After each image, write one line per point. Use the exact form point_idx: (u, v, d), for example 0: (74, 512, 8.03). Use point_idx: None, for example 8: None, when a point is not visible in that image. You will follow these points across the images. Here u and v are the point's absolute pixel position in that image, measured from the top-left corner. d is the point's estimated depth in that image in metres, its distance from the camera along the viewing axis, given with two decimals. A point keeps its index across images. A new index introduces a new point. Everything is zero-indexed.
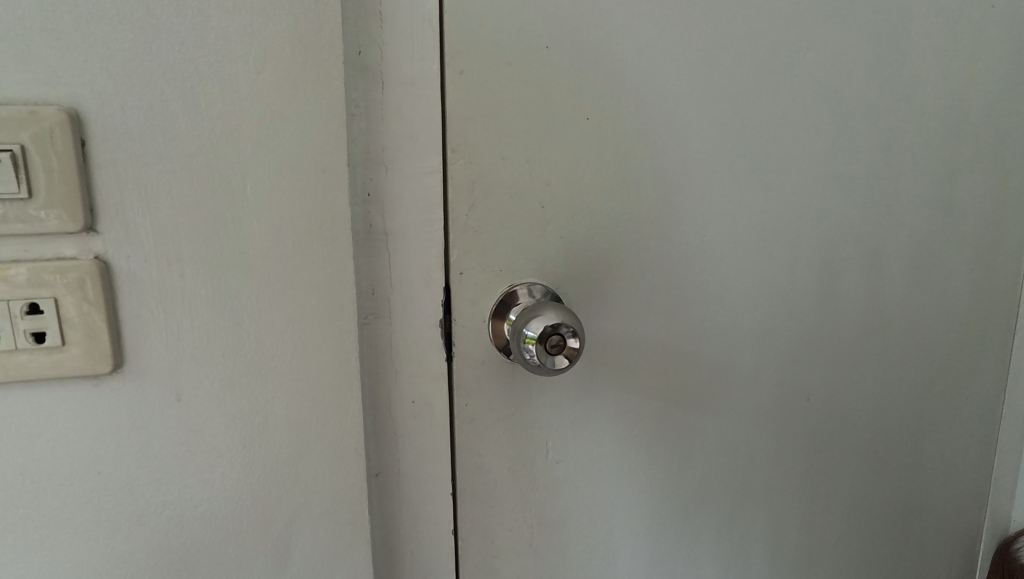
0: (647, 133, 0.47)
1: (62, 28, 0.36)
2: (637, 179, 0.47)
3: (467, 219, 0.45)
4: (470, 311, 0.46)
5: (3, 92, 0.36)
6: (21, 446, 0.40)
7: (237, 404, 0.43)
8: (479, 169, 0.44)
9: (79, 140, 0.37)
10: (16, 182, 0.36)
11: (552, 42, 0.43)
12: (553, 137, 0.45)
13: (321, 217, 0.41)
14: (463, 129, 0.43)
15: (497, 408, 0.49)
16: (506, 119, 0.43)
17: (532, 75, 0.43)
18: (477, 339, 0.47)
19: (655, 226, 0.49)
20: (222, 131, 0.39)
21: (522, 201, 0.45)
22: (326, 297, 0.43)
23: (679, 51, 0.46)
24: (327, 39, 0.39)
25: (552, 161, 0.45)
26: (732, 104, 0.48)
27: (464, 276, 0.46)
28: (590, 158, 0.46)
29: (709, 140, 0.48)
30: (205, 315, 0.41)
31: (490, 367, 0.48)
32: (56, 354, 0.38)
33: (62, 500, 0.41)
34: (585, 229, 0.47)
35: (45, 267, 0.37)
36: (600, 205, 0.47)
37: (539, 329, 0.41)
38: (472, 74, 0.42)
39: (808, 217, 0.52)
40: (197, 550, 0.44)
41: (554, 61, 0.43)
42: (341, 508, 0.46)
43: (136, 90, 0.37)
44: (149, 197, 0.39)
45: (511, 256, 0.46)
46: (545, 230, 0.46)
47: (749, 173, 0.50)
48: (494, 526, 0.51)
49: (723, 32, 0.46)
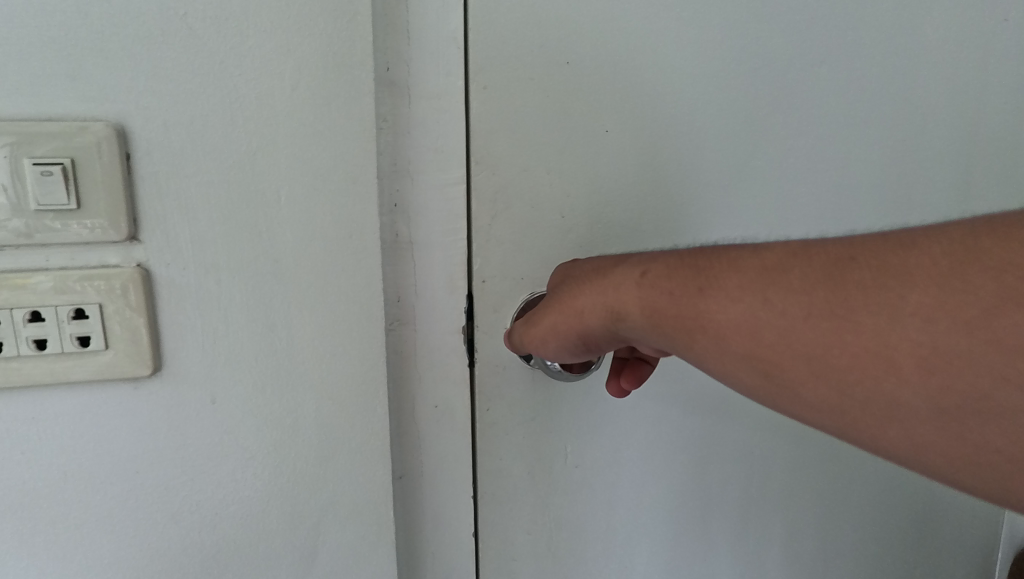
0: (665, 145, 0.48)
1: (110, 47, 0.38)
2: (655, 191, 0.49)
3: (489, 229, 0.46)
4: (492, 318, 0.48)
5: (55, 109, 0.38)
6: (65, 446, 0.41)
7: (269, 406, 0.44)
8: (501, 180, 0.45)
9: (124, 154, 0.39)
10: (66, 194, 0.38)
11: (573, 57, 0.44)
12: (573, 149, 0.46)
13: (350, 227, 0.43)
14: (486, 142, 0.44)
15: (518, 412, 0.50)
16: (529, 131, 0.45)
17: (553, 89, 0.44)
18: (499, 345, 0.48)
19: (671, 235, 0.50)
20: (258, 144, 0.41)
21: (543, 211, 0.47)
22: (354, 303, 0.44)
23: (696, 66, 0.47)
24: (358, 57, 0.41)
25: (572, 172, 0.46)
26: (748, 118, 0.49)
27: (487, 283, 0.47)
28: (609, 170, 0.47)
29: (726, 152, 0.49)
30: (239, 321, 0.43)
31: (511, 372, 0.49)
32: (100, 357, 0.40)
33: (102, 498, 0.43)
34: (604, 238, 0.49)
35: (91, 275, 0.39)
36: (618, 214, 0.48)
37: None
38: (496, 88, 0.44)
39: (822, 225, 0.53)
40: (228, 547, 0.45)
41: (574, 77, 0.45)
42: (367, 509, 0.48)
43: (178, 106, 0.39)
44: (189, 208, 0.41)
45: (532, 264, 0.47)
46: (565, 239, 0.48)
47: (764, 183, 0.51)
48: (514, 529, 0.52)
49: (738, 47, 0.47)
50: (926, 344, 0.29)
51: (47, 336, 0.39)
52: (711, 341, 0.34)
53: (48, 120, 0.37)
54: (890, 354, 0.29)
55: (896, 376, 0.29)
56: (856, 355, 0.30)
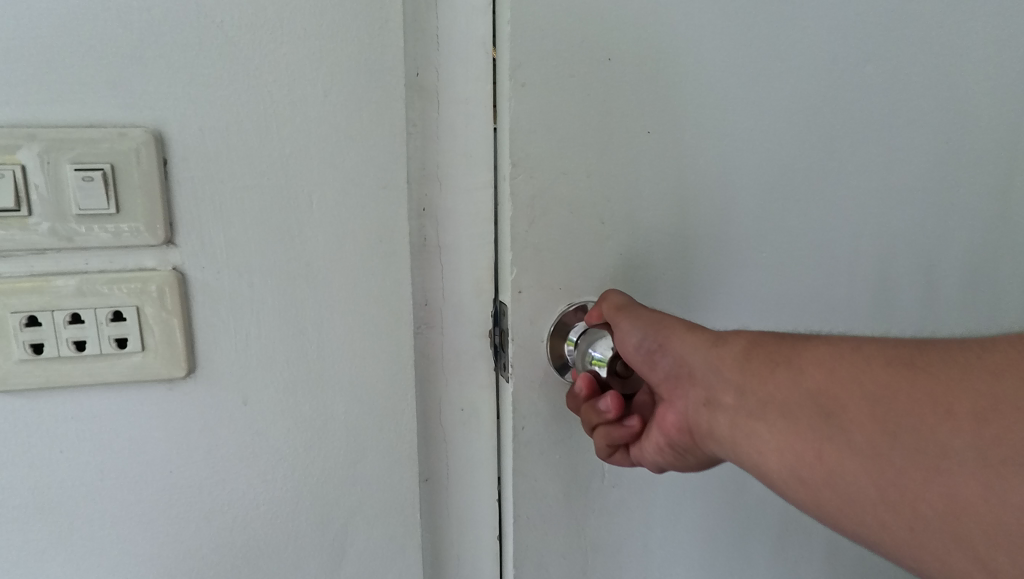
0: (704, 147, 0.47)
1: (148, 56, 0.39)
2: (688, 194, 0.48)
3: (526, 235, 0.44)
4: (528, 331, 0.46)
5: (96, 116, 0.39)
6: (102, 444, 0.42)
7: (299, 408, 0.45)
8: (540, 184, 0.44)
9: (162, 159, 0.40)
10: (106, 198, 0.38)
11: (614, 55, 0.43)
12: (613, 151, 0.45)
13: (382, 231, 0.44)
14: (526, 143, 0.43)
15: (554, 431, 0.48)
16: (566, 130, 0.43)
17: (595, 87, 0.43)
18: (535, 360, 0.46)
19: (709, 241, 0.49)
20: (292, 150, 0.41)
21: (582, 216, 0.45)
22: (384, 306, 0.45)
23: (731, 66, 0.46)
24: (390, 64, 0.42)
25: (611, 175, 0.45)
26: (781, 119, 0.48)
27: (522, 292, 0.45)
28: (648, 173, 0.46)
29: (764, 154, 0.49)
30: (272, 323, 0.43)
31: (547, 390, 0.47)
32: (136, 358, 0.41)
33: (136, 496, 0.43)
34: (642, 243, 0.47)
35: (130, 278, 0.40)
36: (655, 218, 0.47)
37: (608, 351, 0.44)
38: (534, 87, 0.42)
39: (863, 232, 0.52)
40: (259, 547, 0.46)
41: (612, 76, 0.44)
42: (395, 510, 0.48)
43: (214, 113, 0.40)
44: (224, 213, 0.41)
45: (568, 270, 0.46)
46: (603, 246, 0.46)
47: (802, 188, 0.50)
48: (548, 556, 0.50)
49: (773, 45, 0.47)
50: (988, 398, 0.25)
51: (86, 337, 0.40)
52: (793, 374, 0.32)
53: (89, 127, 0.38)
54: (950, 404, 0.26)
55: (947, 425, 0.26)
56: (920, 401, 0.27)
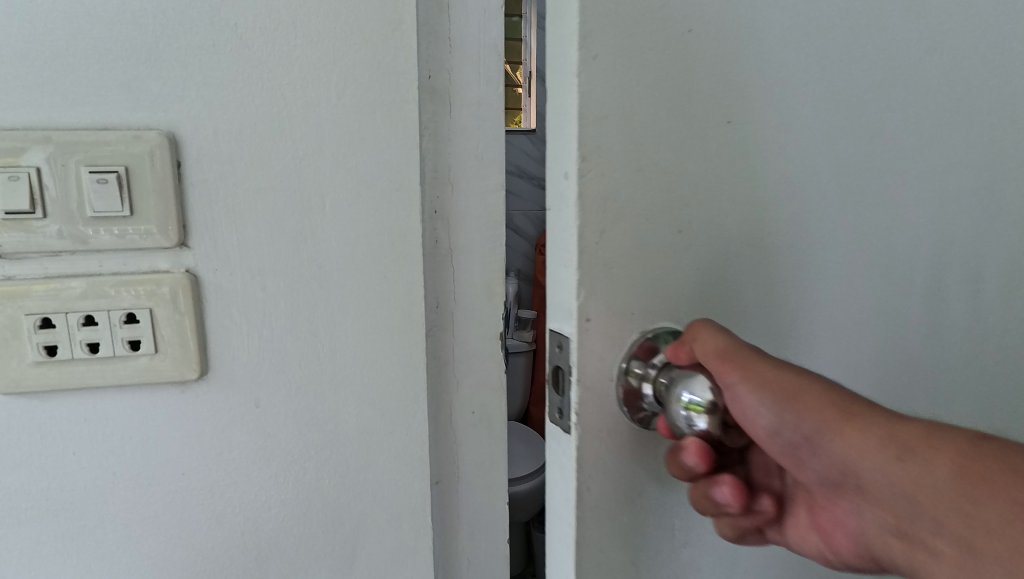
0: (801, 144, 0.36)
1: (163, 59, 0.39)
2: (790, 202, 0.37)
3: (596, 249, 0.33)
4: (597, 375, 0.33)
5: (111, 118, 0.39)
6: (115, 447, 0.42)
7: (311, 411, 0.45)
8: (609, 187, 0.32)
9: (175, 161, 0.40)
10: (120, 201, 0.39)
11: (694, 24, 0.32)
12: (695, 148, 0.34)
13: (394, 234, 0.44)
14: (596, 132, 0.31)
15: (624, 502, 0.36)
16: (648, 117, 0.33)
17: (671, 66, 0.32)
18: (603, 414, 0.34)
19: (810, 260, 0.38)
20: (305, 152, 0.41)
21: (658, 231, 0.34)
22: (395, 309, 0.45)
23: (848, 45, 0.36)
24: (402, 67, 0.42)
25: (694, 178, 0.34)
26: (899, 114, 0.39)
27: (592, 320, 0.33)
28: (738, 177, 0.35)
29: (868, 153, 0.38)
30: (284, 325, 0.43)
31: (615, 453, 0.35)
32: (149, 361, 0.41)
33: (149, 498, 0.43)
34: (731, 265, 0.36)
35: (143, 280, 0.40)
36: (748, 234, 0.36)
37: (707, 394, 0.30)
38: (606, 59, 0.31)
39: (991, 240, 0.42)
40: (271, 550, 0.46)
41: (705, 53, 0.33)
42: (406, 514, 0.48)
43: (227, 116, 0.40)
44: (237, 215, 0.41)
45: (645, 295, 0.34)
46: (683, 269, 0.35)
47: (914, 195, 0.40)
48: None
49: (897, 20, 0.37)
50: None
51: (99, 339, 0.40)
52: (1004, 521, 0.24)
53: (104, 129, 0.38)
54: None
55: None
56: None
